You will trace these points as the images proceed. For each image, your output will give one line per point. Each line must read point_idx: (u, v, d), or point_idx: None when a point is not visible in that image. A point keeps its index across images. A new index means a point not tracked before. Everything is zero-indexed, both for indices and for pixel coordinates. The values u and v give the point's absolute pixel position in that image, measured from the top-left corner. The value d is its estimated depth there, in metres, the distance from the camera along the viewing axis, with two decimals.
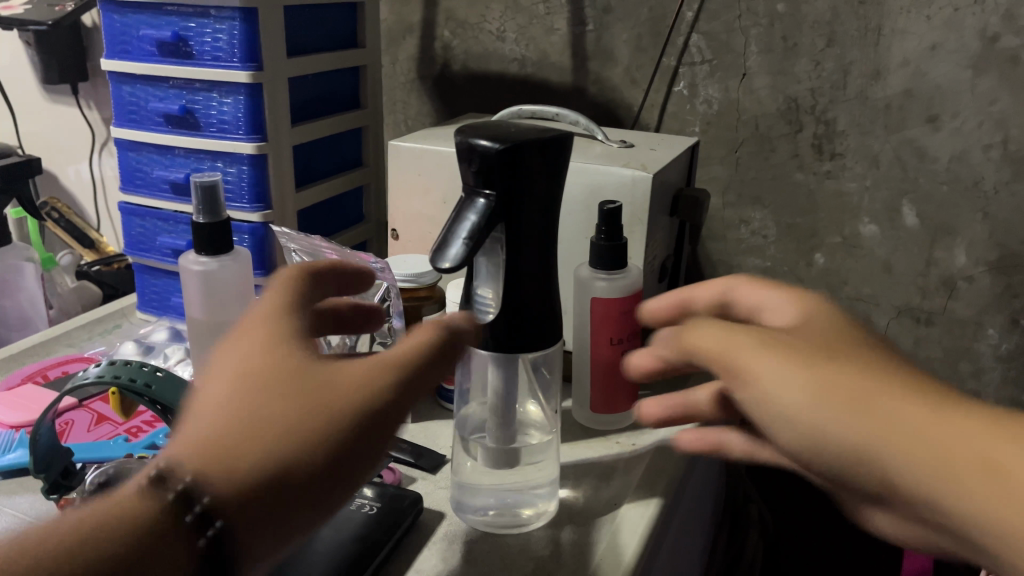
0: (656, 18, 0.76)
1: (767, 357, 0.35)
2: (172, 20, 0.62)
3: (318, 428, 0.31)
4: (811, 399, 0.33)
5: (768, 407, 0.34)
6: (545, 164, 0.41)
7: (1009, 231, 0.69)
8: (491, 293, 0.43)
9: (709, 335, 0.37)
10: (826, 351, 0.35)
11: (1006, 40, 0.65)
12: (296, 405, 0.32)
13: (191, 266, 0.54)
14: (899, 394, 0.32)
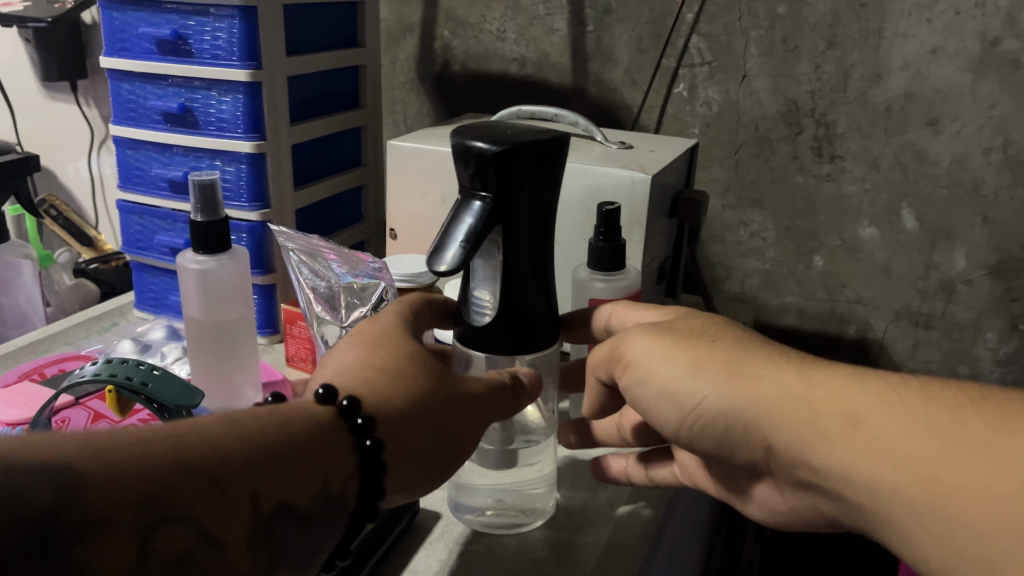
0: (656, 19, 0.75)
1: (648, 343, 0.41)
2: (171, 17, 0.61)
3: (455, 396, 0.38)
4: (687, 376, 0.38)
5: (652, 390, 0.40)
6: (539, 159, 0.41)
7: (1009, 235, 0.69)
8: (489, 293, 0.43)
9: (602, 343, 0.43)
10: (698, 331, 0.41)
11: (1007, 44, 0.64)
12: (437, 372, 0.39)
13: (188, 264, 0.54)
14: (768, 367, 0.37)
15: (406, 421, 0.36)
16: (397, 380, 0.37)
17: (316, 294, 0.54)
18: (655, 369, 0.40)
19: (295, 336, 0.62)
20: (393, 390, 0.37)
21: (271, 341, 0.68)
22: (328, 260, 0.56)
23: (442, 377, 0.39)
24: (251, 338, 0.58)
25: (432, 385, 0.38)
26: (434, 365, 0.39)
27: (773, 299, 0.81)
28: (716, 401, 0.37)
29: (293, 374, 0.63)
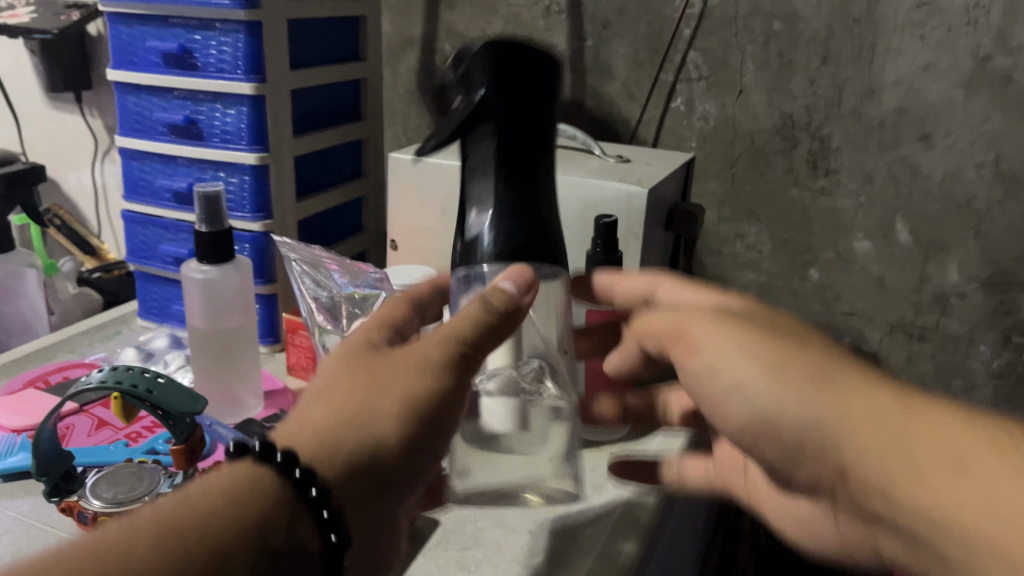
0: (654, 34, 0.77)
1: (720, 334, 0.39)
2: (177, 32, 0.63)
3: (421, 399, 0.35)
4: (755, 372, 0.37)
5: (713, 381, 0.39)
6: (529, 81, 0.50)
7: (1002, 249, 0.70)
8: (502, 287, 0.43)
9: (664, 318, 0.42)
10: (778, 334, 0.38)
11: (998, 60, 0.65)
12: (393, 380, 0.35)
13: (192, 274, 0.55)
14: (866, 387, 0.34)
15: (373, 452, 0.33)
16: (349, 411, 0.33)
17: (319, 304, 0.55)
18: (725, 358, 0.38)
19: (296, 346, 0.63)
20: (344, 423, 0.33)
21: (273, 350, 0.69)
22: (330, 270, 0.57)
23: (399, 383, 0.35)
24: (252, 348, 0.59)
25: (387, 401, 0.34)
26: (384, 373, 0.35)
27: None
28: (782, 398, 0.36)
29: (294, 383, 0.64)
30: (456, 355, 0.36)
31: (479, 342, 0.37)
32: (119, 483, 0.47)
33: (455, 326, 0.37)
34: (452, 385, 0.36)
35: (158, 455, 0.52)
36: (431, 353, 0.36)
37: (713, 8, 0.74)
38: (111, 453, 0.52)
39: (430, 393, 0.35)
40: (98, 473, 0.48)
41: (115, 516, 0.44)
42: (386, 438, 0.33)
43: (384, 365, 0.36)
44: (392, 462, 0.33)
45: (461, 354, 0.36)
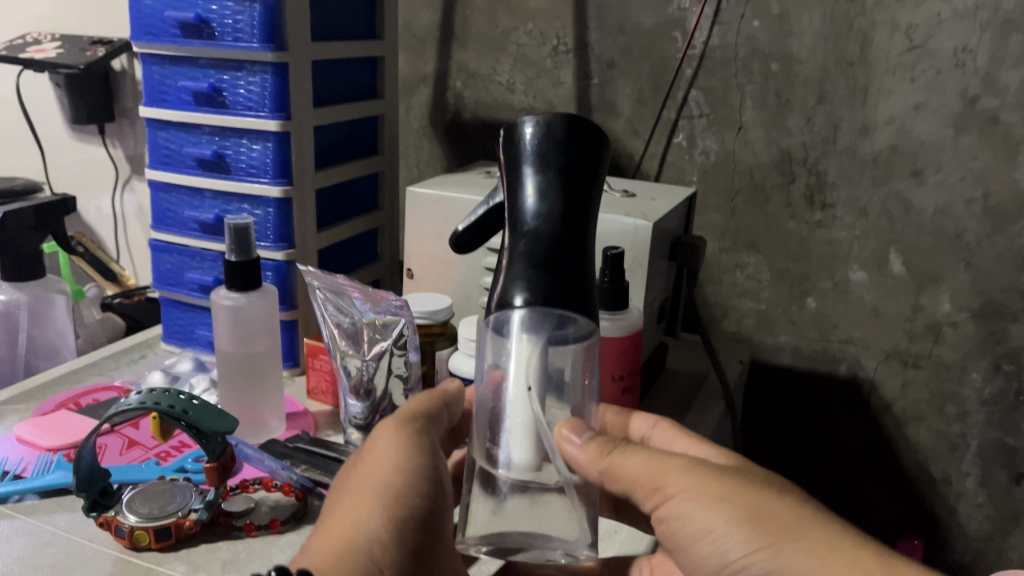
0: (657, 74, 0.80)
1: (697, 483, 0.39)
2: (207, 72, 0.66)
3: (392, 480, 0.39)
4: (729, 526, 0.38)
5: (687, 529, 0.39)
6: (588, 167, 0.43)
7: (991, 280, 0.73)
8: (526, 345, 0.39)
9: (633, 460, 0.41)
10: (752, 482, 0.39)
11: (985, 101, 0.69)
12: (366, 482, 0.40)
13: (222, 301, 0.59)
14: (836, 542, 0.36)
15: (371, 549, 0.37)
16: (338, 525, 0.38)
17: (341, 330, 0.59)
18: (701, 512, 0.39)
19: (317, 369, 0.66)
20: (337, 535, 0.38)
21: (292, 374, 0.71)
22: (351, 297, 0.59)
23: (372, 480, 0.39)
24: (276, 371, 0.62)
25: (364, 499, 0.39)
26: (355, 481, 0.40)
27: (768, 339, 0.84)
28: (756, 554, 0.37)
29: (314, 406, 0.67)
30: (410, 439, 0.41)
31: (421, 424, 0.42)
32: (153, 500, 0.50)
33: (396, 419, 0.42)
34: (421, 460, 0.41)
35: (189, 473, 0.54)
36: (389, 446, 0.41)
37: (714, 50, 0.78)
38: (144, 471, 0.54)
39: (400, 472, 0.40)
40: (133, 489, 0.51)
41: (151, 529, 0.47)
42: (376, 527, 0.38)
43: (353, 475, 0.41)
44: (391, 549, 0.38)
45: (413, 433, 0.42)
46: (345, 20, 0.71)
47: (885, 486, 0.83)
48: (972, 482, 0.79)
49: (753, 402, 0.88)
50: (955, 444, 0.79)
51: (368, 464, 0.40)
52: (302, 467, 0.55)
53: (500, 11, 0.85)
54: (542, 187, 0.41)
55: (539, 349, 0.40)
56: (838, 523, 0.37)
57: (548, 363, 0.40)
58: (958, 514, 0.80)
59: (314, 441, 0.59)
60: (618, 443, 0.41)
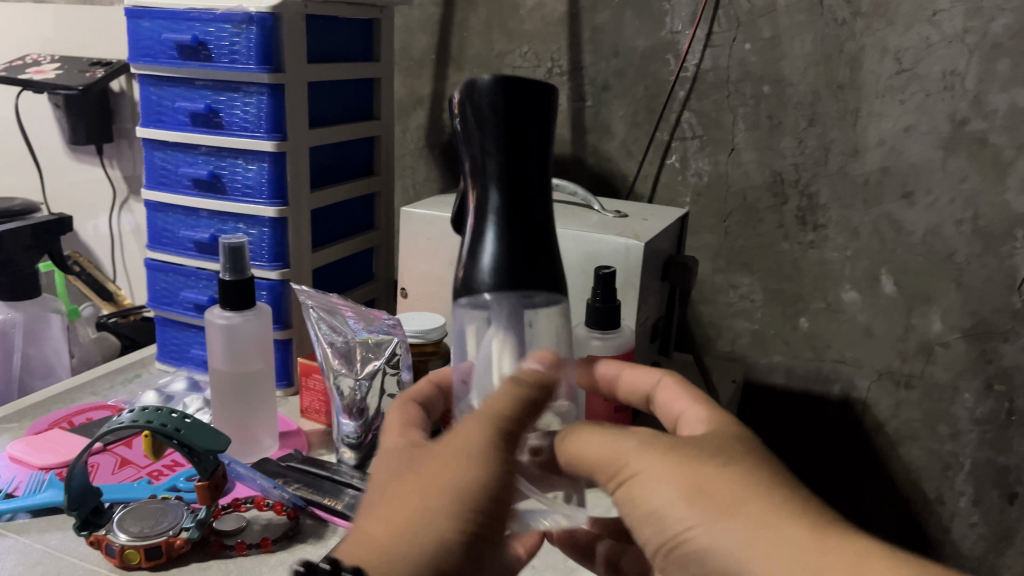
0: (651, 96, 0.81)
1: (646, 463, 0.37)
2: (204, 93, 0.67)
3: (469, 491, 0.36)
4: (670, 503, 0.36)
5: (637, 507, 0.38)
6: (535, 117, 0.45)
7: (982, 300, 0.73)
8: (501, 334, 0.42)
9: (591, 442, 0.40)
10: (695, 455, 0.37)
11: (974, 124, 0.70)
12: (443, 487, 0.36)
13: (216, 319, 0.59)
14: (780, 515, 0.34)
15: (434, 556, 0.34)
16: (403, 524, 0.34)
17: (334, 349, 0.59)
18: (649, 492, 0.37)
19: (310, 389, 0.66)
20: (403, 534, 0.34)
21: (287, 393, 0.72)
22: (344, 316, 0.60)
23: (450, 487, 0.36)
24: (270, 391, 0.62)
25: (430, 503, 0.35)
26: (433, 477, 0.36)
27: (762, 359, 0.85)
28: (694, 530, 0.36)
29: (307, 425, 0.67)
30: (498, 452, 0.37)
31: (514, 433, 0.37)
32: (144, 519, 0.50)
33: (488, 418, 0.37)
34: (502, 477, 0.37)
35: (181, 492, 0.54)
36: (477, 455, 0.36)
37: (706, 72, 0.78)
38: (136, 489, 0.54)
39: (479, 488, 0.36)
40: (125, 508, 0.51)
41: (142, 548, 0.47)
42: (440, 542, 0.34)
43: (431, 467, 0.37)
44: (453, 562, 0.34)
45: (499, 438, 0.37)
46: (341, 43, 0.72)
47: (879, 505, 0.83)
48: (965, 501, 0.79)
49: (747, 422, 0.88)
50: (948, 464, 0.79)
51: (449, 467, 0.36)
52: (295, 486, 0.55)
53: (496, 34, 0.86)
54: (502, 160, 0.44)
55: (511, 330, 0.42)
56: (783, 492, 0.35)
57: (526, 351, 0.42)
58: (952, 533, 0.80)
59: (306, 460, 0.59)
60: (574, 427, 0.41)
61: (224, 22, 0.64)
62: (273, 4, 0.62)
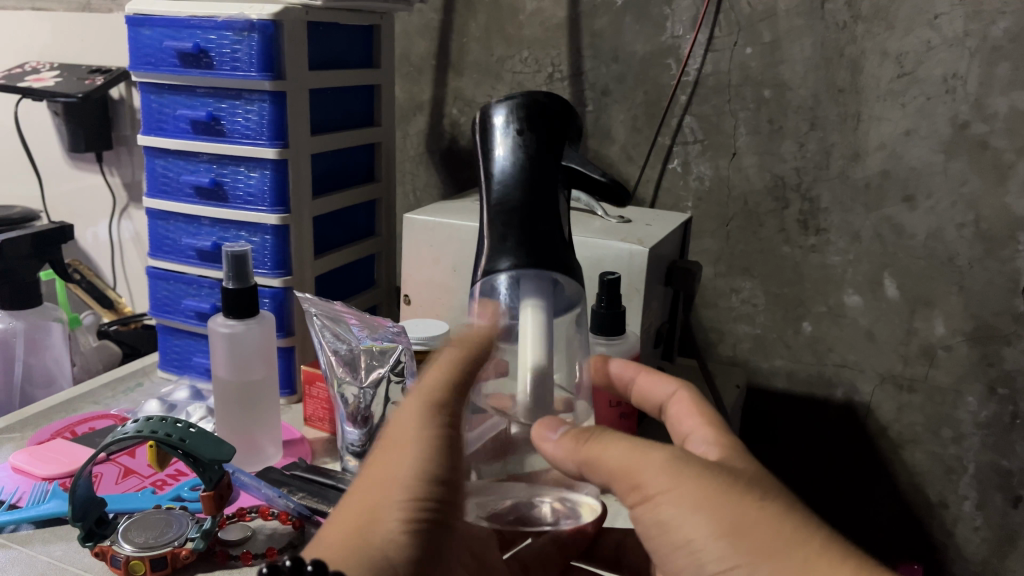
0: (651, 101, 0.81)
1: (674, 484, 0.36)
2: (206, 101, 0.67)
3: (416, 473, 0.37)
4: (703, 535, 0.35)
5: (666, 532, 0.37)
6: (548, 136, 0.49)
7: (983, 303, 0.73)
8: (534, 311, 0.42)
9: (615, 448, 0.39)
10: (733, 482, 0.36)
11: (975, 127, 0.70)
12: (387, 481, 0.37)
13: (219, 328, 0.59)
14: (822, 561, 0.33)
15: (391, 537, 0.35)
16: (358, 520, 0.36)
17: (338, 357, 0.59)
18: (677, 520, 0.36)
19: (314, 397, 0.66)
20: (358, 530, 0.35)
21: (290, 402, 0.72)
22: (349, 324, 0.60)
23: (396, 479, 0.37)
24: (273, 401, 0.62)
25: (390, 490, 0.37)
26: (380, 471, 0.38)
27: (764, 363, 0.85)
28: (734, 570, 0.34)
29: (311, 433, 0.67)
30: (438, 435, 0.39)
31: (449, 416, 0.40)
32: (149, 529, 0.49)
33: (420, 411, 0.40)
34: (444, 456, 0.39)
35: (185, 502, 0.54)
36: (413, 442, 0.39)
37: (707, 77, 0.79)
38: (140, 499, 0.54)
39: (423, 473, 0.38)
40: (129, 519, 0.51)
41: (147, 559, 0.47)
42: (397, 530, 0.36)
43: (375, 467, 0.39)
44: (412, 540, 0.36)
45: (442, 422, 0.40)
46: (342, 49, 0.72)
47: (882, 507, 0.83)
48: (969, 505, 0.79)
49: (750, 426, 0.88)
50: (952, 467, 0.79)
51: (389, 464, 0.38)
52: (299, 495, 0.55)
53: (495, 40, 0.86)
54: (514, 162, 0.47)
55: (538, 308, 0.43)
56: (824, 536, 0.34)
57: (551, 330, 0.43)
58: (956, 537, 0.80)
59: (311, 468, 0.59)
60: (597, 432, 0.40)
61: (225, 29, 0.64)
62: (274, 11, 0.62)
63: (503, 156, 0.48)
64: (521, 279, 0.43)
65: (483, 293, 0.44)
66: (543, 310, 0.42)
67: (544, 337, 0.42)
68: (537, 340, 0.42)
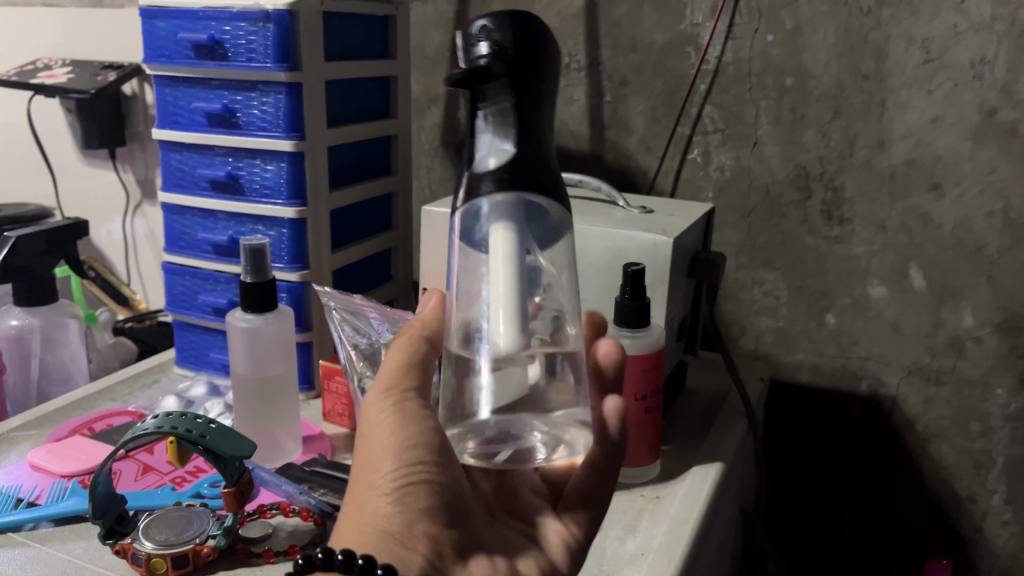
0: (670, 91, 0.80)
1: None
2: (220, 93, 0.66)
3: (386, 450, 0.41)
4: None
5: None
6: (532, 62, 0.41)
7: (1013, 293, 0.72)
8: (503, 232, 0.41)
9: None
10: None
11: (1003, 114, 0.68)
12: (369, 466, 0.41)
13: (237, 322, 0.58)
14: None
15: (379, 512, 0.40)
16: (353, 507, 0.41)
17: (359, 351, 0.58)
18: None
19: (333, 392, 0.65)
20: (356, 517, 0.40)
21: (308, 397, 0.71)
22: (368, 317, 0.60)
23: (374, 462, 0.41)
24: (292, 396, 0.61)
25: (370, 470, 0.41)
26: (361, 458, 0.42)
27: (787, 356, 0.83)
28: None
29: (330, 429, 0.66)
30: (399, 408, 0.42)
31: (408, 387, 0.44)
32: (169, 527, 0.49)
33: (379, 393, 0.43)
34: (415, 427, 0.42)
35: (205, 499, 0.53)
36: (380, 422, 0.42)
37: (727, 66, 0.77)
38: (160, 497, 0.53)
39: (396, 449, 0.41)
40: (149, 515, 0.50)
41: (169, 556, 0.46)
42: (387, 507, 0.40)
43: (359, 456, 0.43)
44: (406, 507, 0.40)
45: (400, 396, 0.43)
46: (357, 40, 0.71)
47: (909, 502, 0.81)
48: (998, 500, 0.77)
49: (773, 419, 0.87)
50: (980, 461, 0.77)
51: (367, 449, 0.42)
52: (320, 492, 0.55)
53: None
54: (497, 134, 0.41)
55: (509, 234, 0.41)
56: None
57: (524, 253, 0.41)
58: (984, 532, 0.79)
59: (332, 464, 0.58)
60: None
61: (240, 20, 0.63)
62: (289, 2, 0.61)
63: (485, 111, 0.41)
64: (494, 208, 0.41)
65: (461, 231, 0.43)
66: (512, 233, 0.41)
67: (512, 257, 0.41)
68: (506, 261, 0.41)
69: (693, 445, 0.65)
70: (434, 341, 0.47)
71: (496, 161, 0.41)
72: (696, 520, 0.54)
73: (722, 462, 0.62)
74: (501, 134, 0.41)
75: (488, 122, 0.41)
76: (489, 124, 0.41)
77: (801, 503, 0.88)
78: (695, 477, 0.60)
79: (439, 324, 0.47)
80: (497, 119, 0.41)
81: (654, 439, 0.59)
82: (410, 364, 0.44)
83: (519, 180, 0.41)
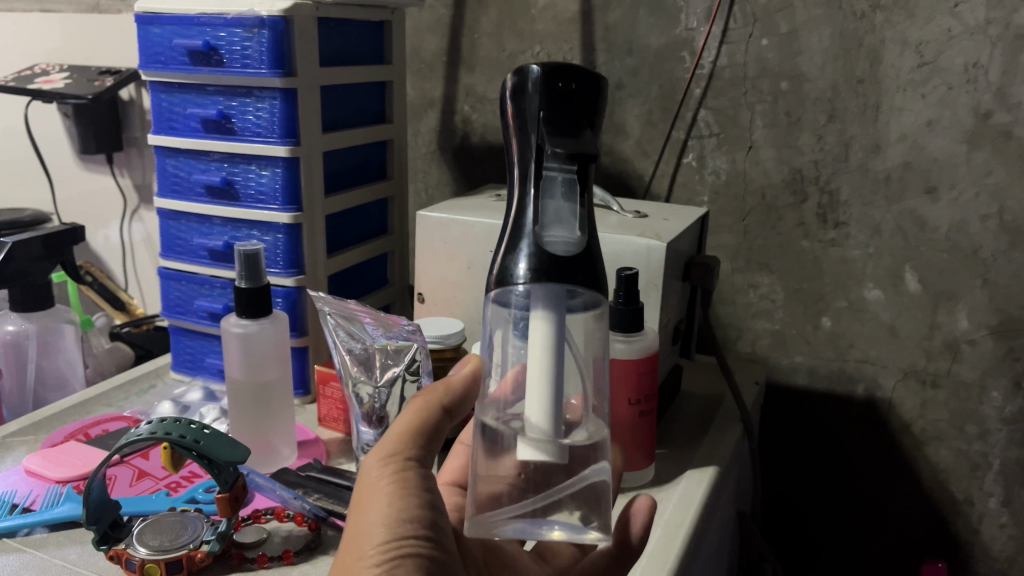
0: (666, 95, 0.80)
1: None
2: (216, 99, 0.66)
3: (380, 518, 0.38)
4: None
5: None
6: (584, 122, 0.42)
7: (1009, 296, 0.72)
8: (541, 322, 0.38)
9: None
10: None
11: (998, 116, 0.68)
12: (359, 535, 0.38)
13: (232, 329, 0.58)
14: None
15: None
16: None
17: (353, 356, 0.58)
18: None
19: (328, 397, 0.66)
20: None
21: (304, 402, 0.71)
22: (363, 323, 0.60)
23: (365, 532, 0.38)
24: (287, 401, 0.61)
25: (360, 539, 0.38)
26: (352, 525, 0.39)
27: (784, 359, 0.84)
28: None
29: (325, 434, 0.66)
30: (398, 474, 0.40)
31: (411, 457, 0.41)
32: (164, 532, 0.49)
33: (380, 455, 0.41)
34: (411, 497, 0.39)
35: (200, 504, 0.54)
36: (376, 491, 0.40)
37: (722, 70, 0.77)
38: (154, 502, 0.54)
39: (390, 519, 0.38)
40: (144, 521, 0.50)
41: (162, 562, 0.46)
42: None
43: (350, 522, 0.40)
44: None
45: (402, 461, 0.41)
46: (352, 44, 0.71)
47: (907, 506, 0.81)
48: (995, 502, 0.77)
49: (770, 423, 0.87)
50: (977, 464, 0.77)
51: (358, 519, 0.39)
52: (315, 496, 0.54)
53: (507, 35, 0.85)
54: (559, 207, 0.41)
55: (552, 323, 0.38)
56: None
57: (563, 345, 0.39)
58: (981, 535, 0.78)
59: (327, 469, 0.58)
60: None
61: (235, 26, 0.63)
62: (285, 7, 0.61)
63: (545, 178, 0.41)
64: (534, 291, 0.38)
65: (498, 302, 0.41)
66: (553, 322, 0.38)
67: (553, 351, 0.38)
68: (546, 355, 0.38)
69: (689, 449, 0.65)
70: (450, 409, 0.43)
71: (556, 242, 0.39)
72: (690, 523, 0.54)
73: (717, 466, 0.62)
74: (565, 204, 0.41)
75: (556, 186, 0.41)
76: (553, 193, 0.41)
77: (800, 508, 0.87)
78: (690, 481, 0.60)
79: (467, 387, 0.44)
80: (565, 186, 0.41)
81: (649, 443, 0.59)
82: (419, 429, 0.42)
83: (583, 263, 0.39)
